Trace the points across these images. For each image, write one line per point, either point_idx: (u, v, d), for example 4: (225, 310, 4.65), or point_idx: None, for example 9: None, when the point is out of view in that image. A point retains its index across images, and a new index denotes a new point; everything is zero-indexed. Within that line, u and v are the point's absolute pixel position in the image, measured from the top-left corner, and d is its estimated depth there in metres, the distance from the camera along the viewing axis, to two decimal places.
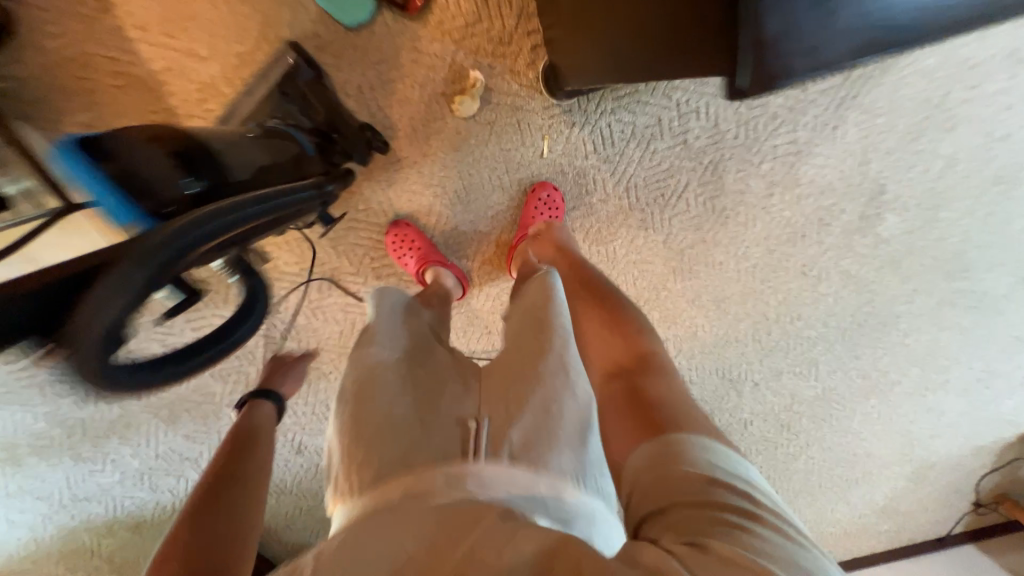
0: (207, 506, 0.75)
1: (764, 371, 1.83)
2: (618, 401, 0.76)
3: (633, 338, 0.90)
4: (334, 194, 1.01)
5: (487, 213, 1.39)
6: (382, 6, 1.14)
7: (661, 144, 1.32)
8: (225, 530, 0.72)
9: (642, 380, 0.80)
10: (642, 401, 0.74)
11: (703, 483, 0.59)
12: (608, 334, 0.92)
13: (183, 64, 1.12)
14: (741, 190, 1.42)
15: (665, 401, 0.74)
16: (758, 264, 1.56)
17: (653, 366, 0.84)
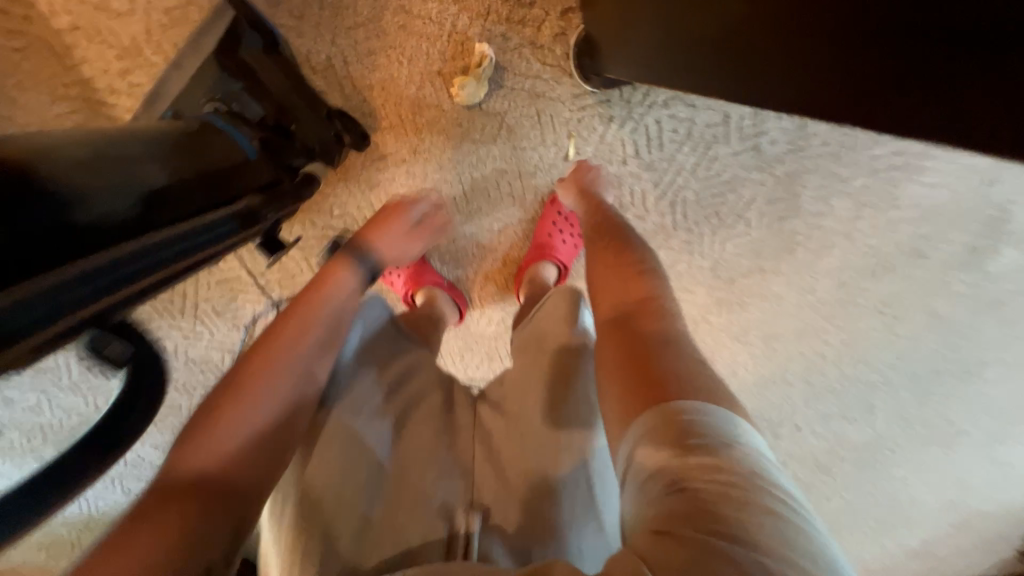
0: (227, 415, 0.59)
1: (809, 414, 1.56)
2: (616, 356, 0.64)
3: (634, 280, 0.73)
4: (284, 205, 0.76)
5: (494, 226, 1.11)
6: None
7: (724, 149, 1.01)
8: (238, 465, 0.57)
9: (646, 331, 0.65)
10: (642, 356, 0.61)
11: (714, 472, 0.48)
12: (611, 268, 0.77)
13: (99, 21, 0.84)
14: (818, 210, 1.11)
15: (669, 361, 0.60)
16: (824, 299, 1.26)
17: (652, 312, 0.68)
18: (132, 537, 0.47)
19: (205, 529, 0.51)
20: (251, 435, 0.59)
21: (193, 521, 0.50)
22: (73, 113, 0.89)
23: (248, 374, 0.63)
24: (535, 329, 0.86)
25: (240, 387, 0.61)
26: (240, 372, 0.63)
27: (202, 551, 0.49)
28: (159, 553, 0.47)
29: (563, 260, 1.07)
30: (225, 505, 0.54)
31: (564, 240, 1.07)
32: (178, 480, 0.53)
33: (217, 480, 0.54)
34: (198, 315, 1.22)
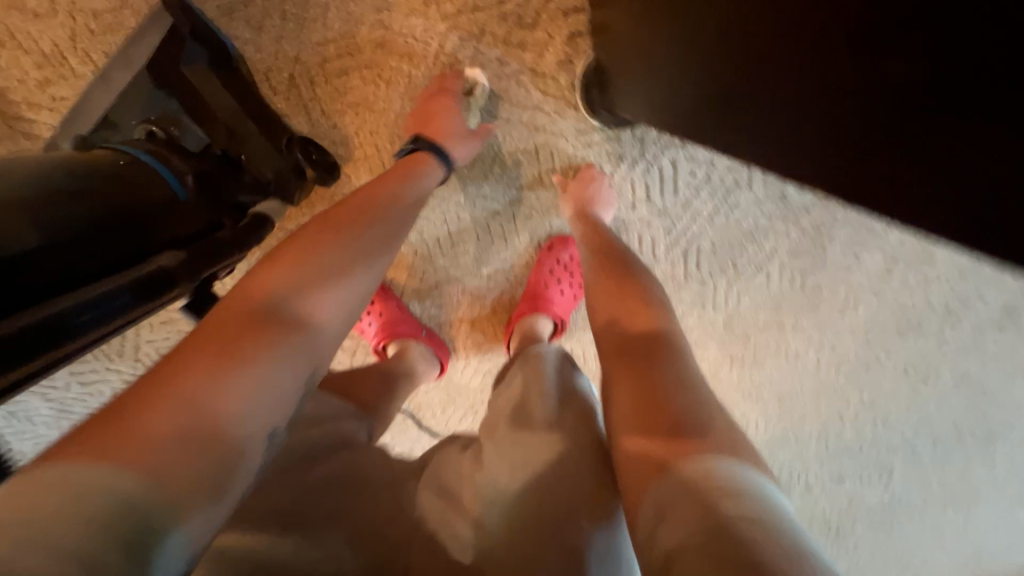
0: (308, 252, 0.51)
1: (824, 477, 1.39)
2: (624, 400, 0.51)
3: (629, 309, 0.61)
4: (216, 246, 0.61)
5: (482, 270, 0.96)
6: None
7: (746, 195, 0.90)
8: (309, 310, 0.46)
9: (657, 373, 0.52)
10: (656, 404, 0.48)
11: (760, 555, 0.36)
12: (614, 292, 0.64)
13: (16, 24, 0.71)
14: (847, 265, 0.99)
15: (678, 410, 0.47)
16: (846, 358, 1.14)
17: (654, 349, 0.55)
18: (186, 370, 0.37)
19: (271, 370, 0.40)
20: (325, 285, 0.49)
21: (258, 357, 0.40)
22: None
23: (321, 225, 0.53)
24: (505, 396, 0.65)
25: (311, 240, 0.52)
26: (311, 226, 0.54)
27: (265, 398, 0.39)
28: (220, 383, 0.37)
29: (559, 313, 0.94)
30: (292, 349, 0.43)
31: (563, 291, 0.94)
32: (242, 309, 0.44)
33: (284, 319, 0.44)
34: (136, 360, 1.05)
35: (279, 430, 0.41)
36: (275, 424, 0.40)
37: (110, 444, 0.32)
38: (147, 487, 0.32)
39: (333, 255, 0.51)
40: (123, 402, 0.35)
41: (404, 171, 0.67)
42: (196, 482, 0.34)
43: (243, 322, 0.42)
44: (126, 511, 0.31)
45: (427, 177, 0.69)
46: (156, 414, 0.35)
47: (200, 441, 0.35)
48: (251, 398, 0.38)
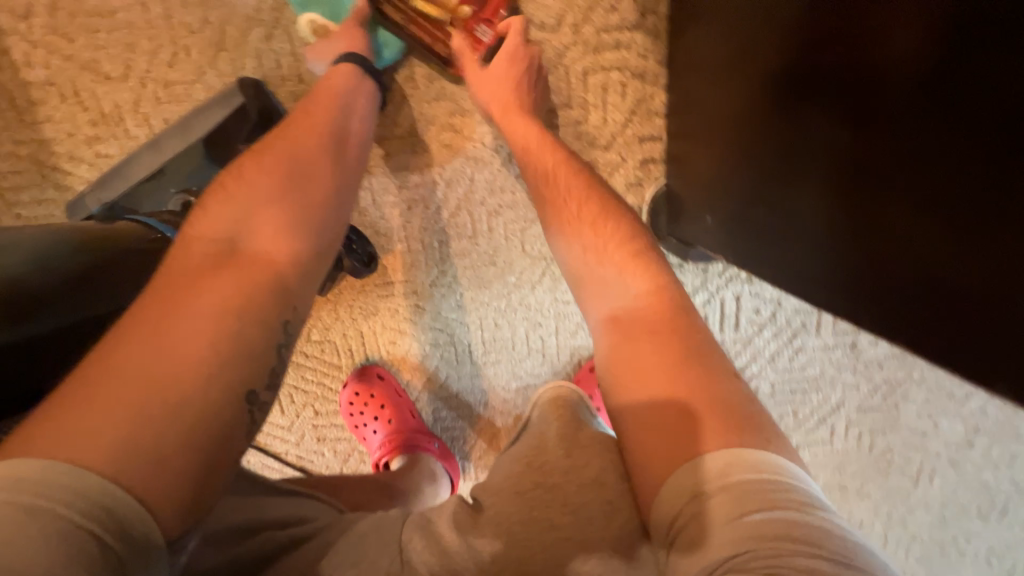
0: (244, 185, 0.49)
1: None
2: (660, 425, 0.44)
3: (631, 267, 0.54)
4: None
5: (513, 384, 0.85)
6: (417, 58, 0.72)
7: (813, 340, 0.81)
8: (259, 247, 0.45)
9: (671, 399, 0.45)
10: (675, 421, 0.44)
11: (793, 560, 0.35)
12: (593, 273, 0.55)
13: (77, 78, 0.68)
14: (922, 429, 0.87)
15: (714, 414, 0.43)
16: (918, 538, 0.97)
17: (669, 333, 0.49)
18: (124, 349, 0.38)
19: (225, 309, 0.41)
20: (281, 209, 0.48)
21: (214, 314, 0.40)
22: (17, 173, 0.71)
23: (257, 159, 0.50)
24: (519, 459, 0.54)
25: (241, 181, 0.49)
26: (248, 164, 0.51)
27: (222, 345, 0.40)
28: (177, 333, 0.39)
29: None
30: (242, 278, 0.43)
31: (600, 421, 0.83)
32: (194, 255, 0.44)
33: (232, 261, 0.44)
34: None
35: (256, 388, 0.41)
36: (246, 379, 0.40)
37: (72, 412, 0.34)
38: (102, 472, 0.32)
39: (280, 185, 0.49)
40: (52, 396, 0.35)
41: (329, 86, 0.59)
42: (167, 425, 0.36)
43: (183, 283, 0.42)
44: (89, 500, 0.31)
45: (347, 82, 0.60)
46: (107, 409, 0.35)
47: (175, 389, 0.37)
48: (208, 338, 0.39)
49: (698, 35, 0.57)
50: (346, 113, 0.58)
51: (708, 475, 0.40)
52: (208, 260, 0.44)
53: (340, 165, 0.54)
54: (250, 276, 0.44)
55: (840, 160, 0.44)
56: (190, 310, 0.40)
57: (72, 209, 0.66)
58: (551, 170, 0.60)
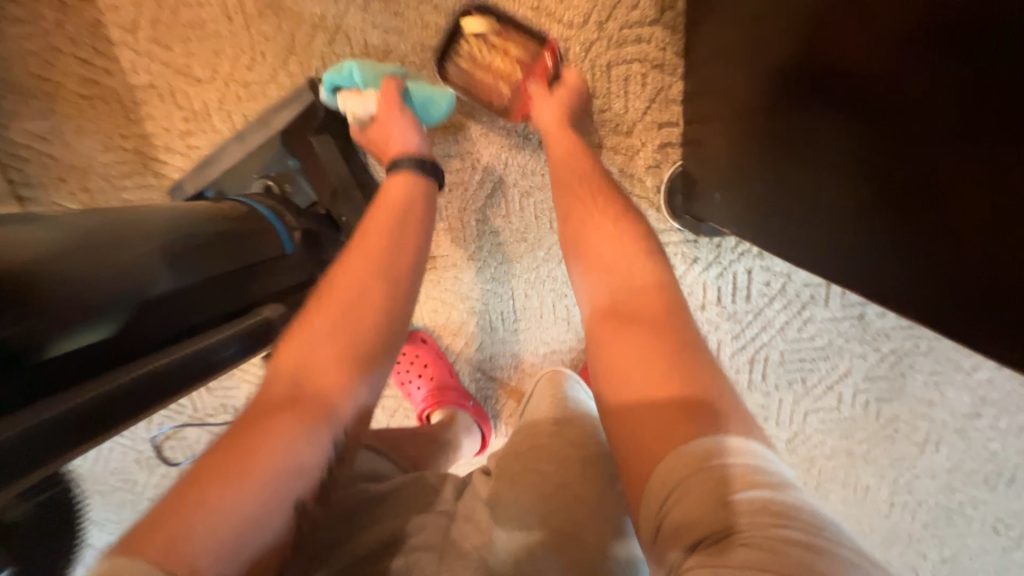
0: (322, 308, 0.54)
1: None
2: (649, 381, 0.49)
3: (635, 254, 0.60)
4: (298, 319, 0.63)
5: (539, 350, 0.95)
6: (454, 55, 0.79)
7: (821, 311, 0.87)
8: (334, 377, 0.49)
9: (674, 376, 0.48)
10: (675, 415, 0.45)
11: (787, 538, 0.36)
12: (605, 265, 0.60)
13: (173, 82, 0.81)
14: (929, 398, 0.92)
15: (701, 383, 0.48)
16: (925, 502, 1.02)
17: (662, 300, 0.55)
18: (203, 481, 0.40)
19: (296, 444, 0.43)
20: (353, 328, 0.53)
21: (281, 443, 0.43)
22: (125, 163, 0.85)
23: (331, 289, 0.56)
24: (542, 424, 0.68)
25: (317, 312, 0.54)
26: (324, 296, 0.55)
27: (288, 476, 0.42)
28: (251, 468, 0.41)
29: None
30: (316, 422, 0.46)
31: None
32: (275, 390, 0.48)
33: (294, 404, 0.46)
34: None
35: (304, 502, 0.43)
36: (297, 498, 0.42)
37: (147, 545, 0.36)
38: None
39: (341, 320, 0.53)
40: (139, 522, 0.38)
41: (392, 196, 0.66)
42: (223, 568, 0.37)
43: (255, 424, 0.44)
44: None
45: (404, 194, 0.65)
46: (184, 510, 0.38)
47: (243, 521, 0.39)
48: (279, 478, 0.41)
49: (717, 28, 0.63)
50: (399, 217, 0.63)
51: (699, 452, 0.42)
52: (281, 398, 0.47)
53: (395, 263, 0.59)
54: (316, 410, 0.46)
55: (884, 182, 0.47)
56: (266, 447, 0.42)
57: (173, 191, 0.79)
58: (561, 159, 0.70)
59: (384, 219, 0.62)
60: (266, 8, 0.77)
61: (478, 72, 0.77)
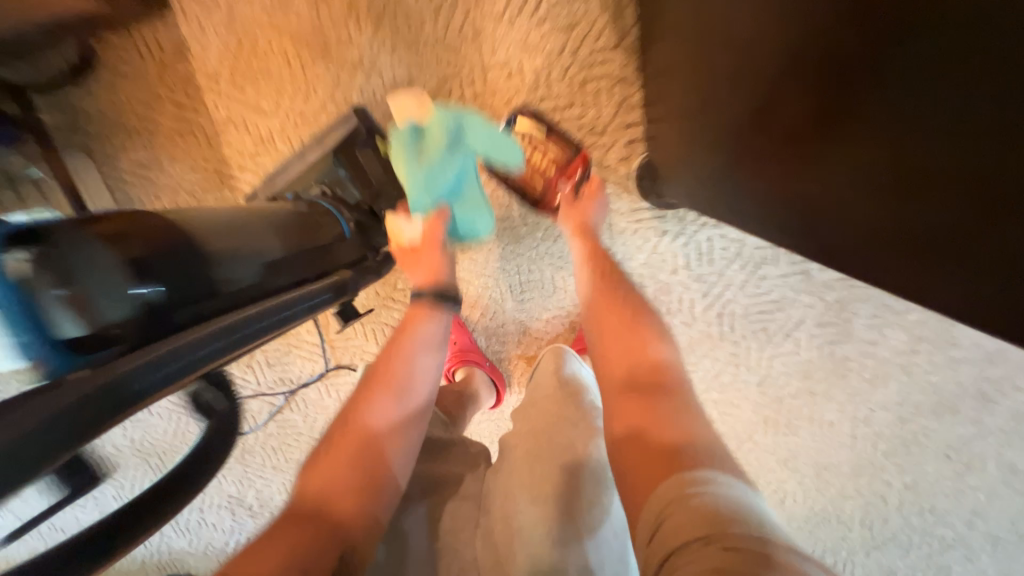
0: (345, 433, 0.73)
1: (870, 569, 1.37)
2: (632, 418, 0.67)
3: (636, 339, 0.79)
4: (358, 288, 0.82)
5: (543, 316, 1.15)
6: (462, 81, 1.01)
7: (773, 269, 1.05)
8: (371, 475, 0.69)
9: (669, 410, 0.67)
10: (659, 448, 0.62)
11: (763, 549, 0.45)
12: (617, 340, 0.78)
13: (246, 116, 1.04)
14: (873, 338, 1.09)
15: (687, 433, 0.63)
16: (882, 433, 1.19)
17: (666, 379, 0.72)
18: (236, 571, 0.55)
19: (305, 544, 0.59)
20: (367, 448, 0.71)
21: (291, 549, 0.58)
22: (208, 182, 1.08)
23: (354, 419, 0.75)
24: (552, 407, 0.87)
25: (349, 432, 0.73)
26: (348, 427, 0.74)
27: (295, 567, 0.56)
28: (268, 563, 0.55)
29: None
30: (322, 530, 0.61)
31: None
32: (301, 505, 0.64)
33: (313, 517, 0.62)
34: (253, 363, 1.32)
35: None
36: None
37: None
38: None
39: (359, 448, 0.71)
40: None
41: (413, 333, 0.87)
42: None
43: (280, 533, 0.60)
44: None
45: (427, 330, 0.87)
46: None
47: None
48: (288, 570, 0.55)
49: (664, 47, 0.82)
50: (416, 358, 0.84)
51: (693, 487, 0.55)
52: (305, 511, 0.63)
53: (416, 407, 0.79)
54: (323, 526, 0.61)
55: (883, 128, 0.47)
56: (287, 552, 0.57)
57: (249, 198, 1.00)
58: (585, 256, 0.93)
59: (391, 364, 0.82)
60: (316, 55, 0.99)
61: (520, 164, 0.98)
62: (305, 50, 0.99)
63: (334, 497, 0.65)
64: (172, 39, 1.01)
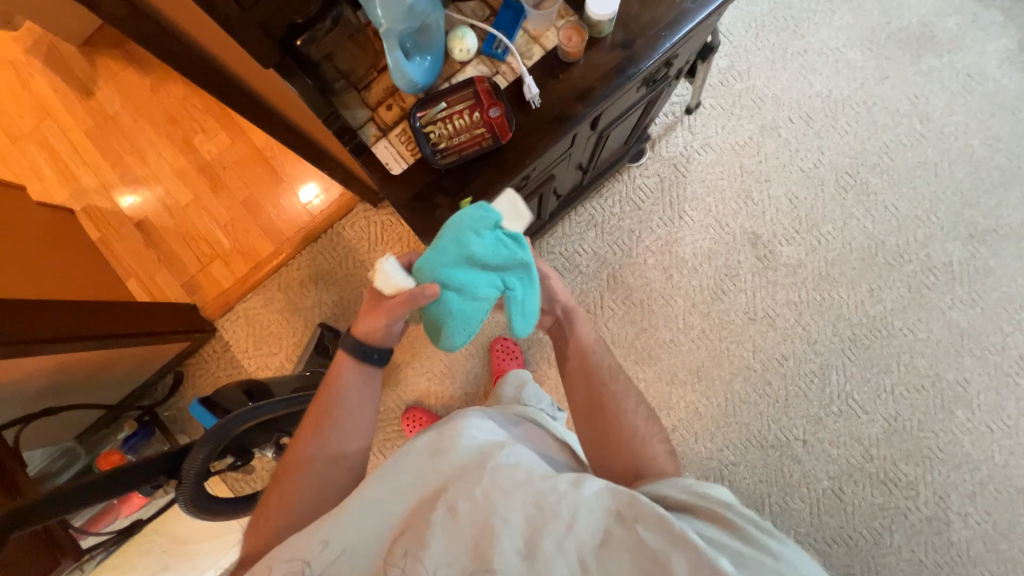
0: (317, 422, 0.88)
1: (803, 424, 1.73)
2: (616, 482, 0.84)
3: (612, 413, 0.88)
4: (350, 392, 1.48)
5: (471, 376, 1.81)
6: (362, 285, 1.86)
7: (566, 278, 1.81)
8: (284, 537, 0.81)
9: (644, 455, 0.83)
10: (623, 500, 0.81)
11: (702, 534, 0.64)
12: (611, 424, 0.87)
13: (266, 359, 1.84)
14: (645, 282, 1.80)
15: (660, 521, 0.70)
16: (705, 328, 1.78)
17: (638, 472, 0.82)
18: (279, 479, 0.86)
19: (294, 481, 0.84)
20: (322, 452, 0.85)
21: (292, 481, 0.84)
22: None
23: (315, 420, 0.88)
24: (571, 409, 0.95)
25: (311, 428, 0.87)
26: (308, 428, 0.88)
27: (297, 487, 0.84)
28: (288, 482, 0.84)
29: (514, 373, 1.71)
30: (299, 482, 0.84)
31: (511, 364, 1.73)
32: (288, 469, 0.86)
33: (291, 472, 0.85)
34: None
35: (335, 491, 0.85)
36: (315, 496, 0.83)
37: (278, 486, 0.85)
38: (274, 494, 0.84)
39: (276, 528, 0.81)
40: (279, 477, 0.86)
41: (337, 366, 0.90)
42: (291, 495, 0.83)
43: (284, 471, 0.86)
44: (283, 477, 0.86)
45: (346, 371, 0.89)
46: (281, 477, 0.86)
47: (286, 489, 0.84)
48: (293, 486, 0.84)
49: None
50: (341, 375, 0.89)
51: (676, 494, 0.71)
52: (287, 469, 0.86)
53: (355, 428, 0.88)
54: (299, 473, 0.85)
55: None
56: (286, 486, 0.84)
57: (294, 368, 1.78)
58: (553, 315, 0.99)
59: (319, 408, 0.88)
60: (292, 312, 1.86)
61: (456, 137, 0.87)
62: (286, 313, 1.86)
63: (298, 467, 0.85)
64: (220, 342, 1.85)
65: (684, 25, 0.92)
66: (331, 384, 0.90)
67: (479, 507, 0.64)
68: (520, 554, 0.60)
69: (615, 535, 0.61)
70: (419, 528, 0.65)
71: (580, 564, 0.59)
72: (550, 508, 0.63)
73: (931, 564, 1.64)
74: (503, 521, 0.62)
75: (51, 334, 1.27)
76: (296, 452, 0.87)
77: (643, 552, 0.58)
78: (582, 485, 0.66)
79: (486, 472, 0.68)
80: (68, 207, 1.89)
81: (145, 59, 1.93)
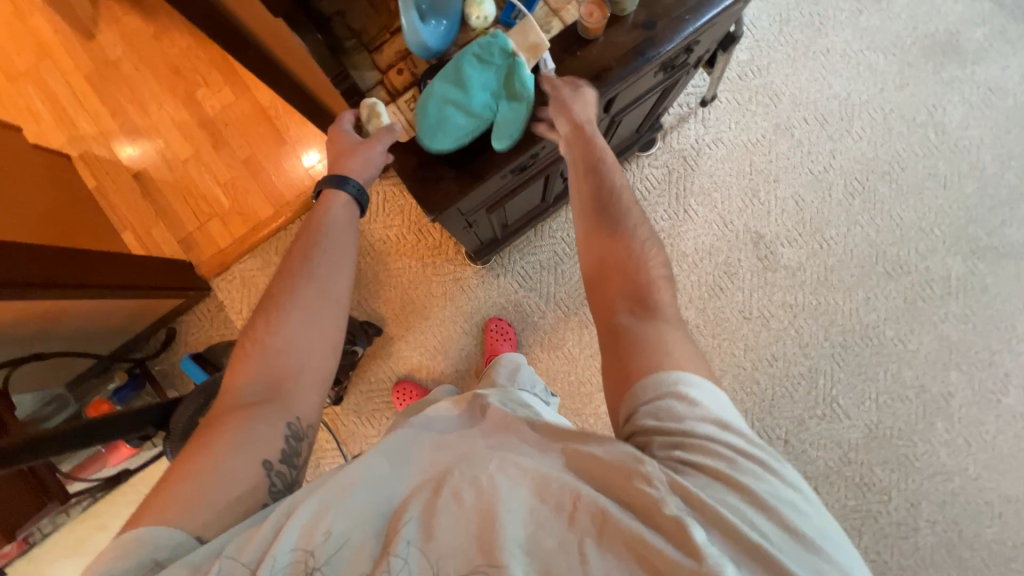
0: (301, 257, 0.85)
1: (786, 425, 1.76)
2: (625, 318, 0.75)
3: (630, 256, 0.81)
4: None
5: (464, 354, 1.82)
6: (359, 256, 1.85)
7: (566, 264, 1.81)
8: (285, 362, 0.76)
9: (648, 289, 0.77)
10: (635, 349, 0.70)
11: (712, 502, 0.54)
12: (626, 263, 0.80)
13: None
14: None
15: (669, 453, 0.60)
16: (699, 324, 1.79)
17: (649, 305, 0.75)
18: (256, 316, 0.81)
19: (269, 319, 0.79)
20: (299, 283, 0.82)
21: (268, 316, 0.80)
22: None
23: (299, 252, 0.86)
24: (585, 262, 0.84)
25: (294, 260, 0.85)
26: (292, 262, 0.86)
27: (271, 325, 0.79)
28: (264, 317, 0.80)
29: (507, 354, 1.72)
30: (272, 319, 0.79)
31: (504, 345, 1.74)
32: (264, 304, 0.82)
33: (268, 308, 0.81)
34: None
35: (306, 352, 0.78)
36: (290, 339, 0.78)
37: (255, 321, 0.80)
38: (248, 332, 0.79)
39: (264, 358, 0.76)
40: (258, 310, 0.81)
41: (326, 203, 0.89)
42: (263, 340, 0.77)
43: (262, 307, 0.82)
44: (258, 314, 0.81)
45: (335, 206, 0.89)
46: (257, 319, 0.81)
47: (260, 330, 0.79)
48: (267, 325, 0.79)
49: None
50: (328, 211, 0.88)
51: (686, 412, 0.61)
52: (264, 306, 0.81)
53: (334, 266, 0.85)
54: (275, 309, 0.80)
55: None
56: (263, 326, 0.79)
57: None
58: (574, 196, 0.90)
59: (305, 239, 0.87)
60: None
61: None
62: None
63: (274, 302, 0.81)
64: (214, 302, 1.84)
65: (709, 11, 0.89)
66: (318, 223, 0.88)
67: (483, 493, 0.58)
68: (525, 550, 0.54)
69: (620, 523, 0.54)
70: (422, 510, 0.59)
71: (581, 560, 0.53)
72: (558, 503, 0.57)
73: (896, 566, 1.69)
74: (507, 512, 0.56)
75: (41, 278, 1.25)
76: (275, 289, 0.83)
77: (656, 562, 0.52)
78: (592, 476, 0.60)
79: (492, 462, 0.62)
80: (66, 152, 1.85)
81: (150, 5, 1.87)
